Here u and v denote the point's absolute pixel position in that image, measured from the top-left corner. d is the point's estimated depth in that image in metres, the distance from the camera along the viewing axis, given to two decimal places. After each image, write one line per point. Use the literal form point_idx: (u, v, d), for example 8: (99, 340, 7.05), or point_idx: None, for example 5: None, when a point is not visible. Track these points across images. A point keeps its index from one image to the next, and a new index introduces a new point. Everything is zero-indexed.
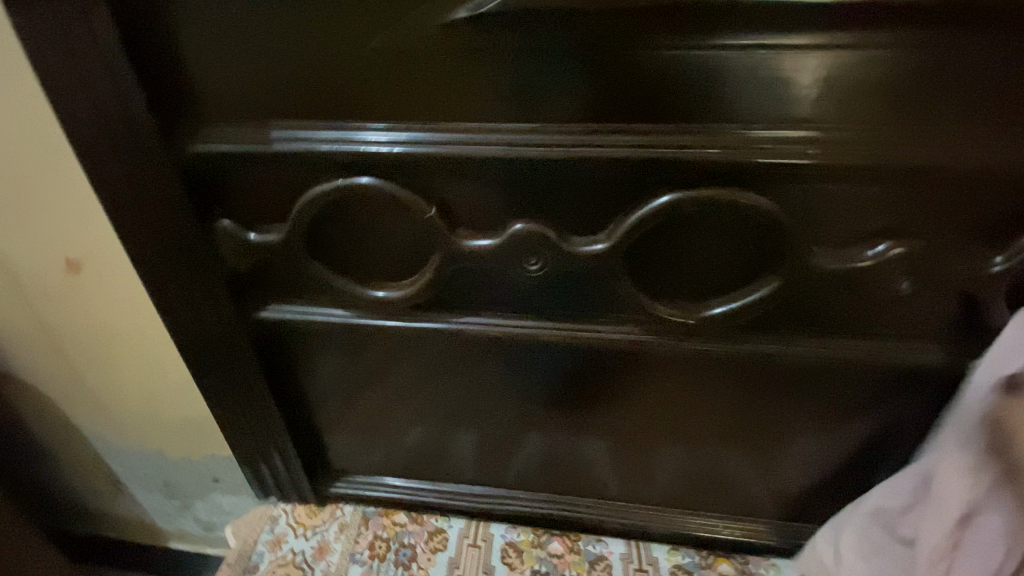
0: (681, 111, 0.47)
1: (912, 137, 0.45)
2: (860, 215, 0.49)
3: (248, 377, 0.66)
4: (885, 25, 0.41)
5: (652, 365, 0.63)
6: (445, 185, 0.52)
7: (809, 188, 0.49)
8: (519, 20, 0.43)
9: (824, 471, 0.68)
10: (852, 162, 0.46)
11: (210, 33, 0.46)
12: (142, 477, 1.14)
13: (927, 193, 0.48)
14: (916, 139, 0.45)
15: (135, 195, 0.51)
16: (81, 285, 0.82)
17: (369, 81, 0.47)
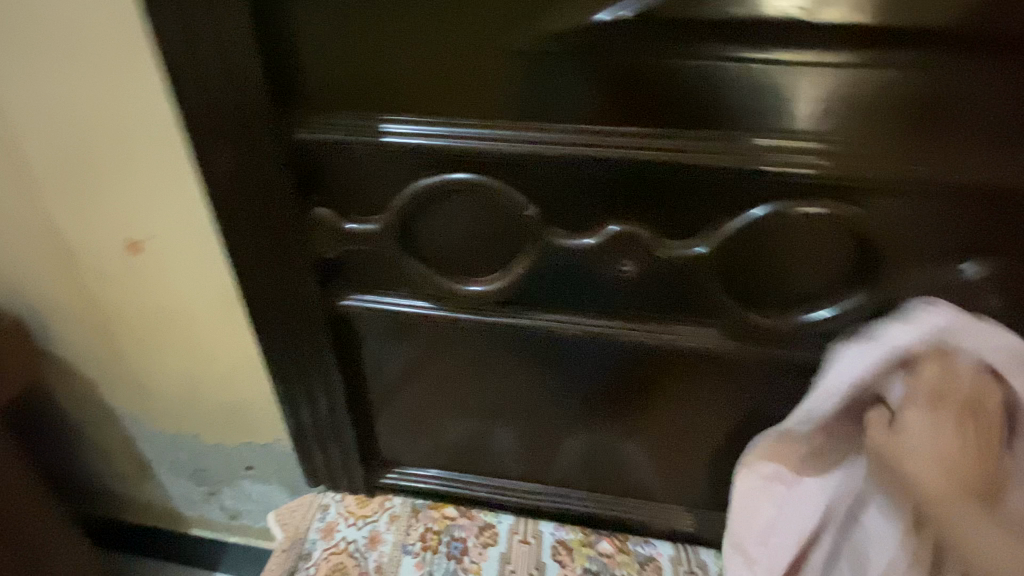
0: (783, 125, 0.48)
1: (1005, 157, 0.46)
2: (942, 234, 0.50)
3: (319, 362, 0.67)
4: (996, 50, 0.43)
5: (720, 370, 0.64)
6: (545, 184, 0.53)
7: (891, 206, 0.49)
8: (639, 33, 0.45)
9: None
10: (936, 180, 0.47)
11: (332, 27, 0.47)
12: (172, 463, 1.14)
13: (1008, 214, 0.48)
14: (1006, 161, 0.46)
15: (244, 179, 0.53)
16: (139, 267, 0.82)
17: (480, 76, 0.48)
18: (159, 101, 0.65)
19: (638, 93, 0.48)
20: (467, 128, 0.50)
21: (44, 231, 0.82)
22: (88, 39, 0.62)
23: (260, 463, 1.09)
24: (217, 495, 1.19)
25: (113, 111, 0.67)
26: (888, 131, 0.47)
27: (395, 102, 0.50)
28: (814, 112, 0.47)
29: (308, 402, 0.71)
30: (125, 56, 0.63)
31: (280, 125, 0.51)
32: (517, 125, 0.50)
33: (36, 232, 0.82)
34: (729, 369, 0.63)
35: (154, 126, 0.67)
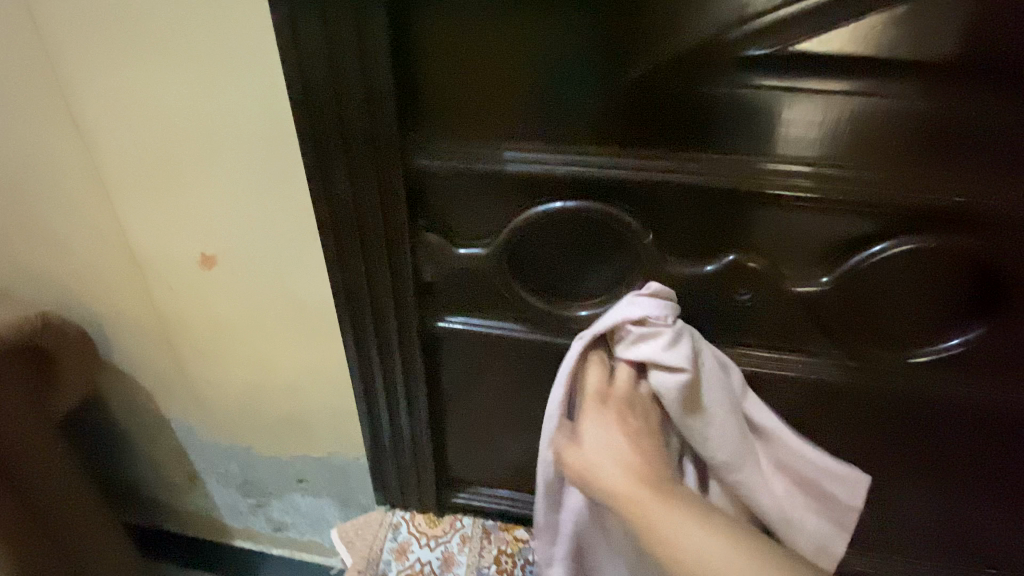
0: (910, 156, 0.47)
1: (996, 186, 0.47)
2: (956, 261, 0.51)
3: (407, 381, 0.68)
4: None
5: (821, 399, 0.61)
6: (661, 213, 0.52)
7: (888, 227, 0.50)
8: (776, 68, 0.46)
9: (970, 517, 0.67)
10: (929, 205, 0.48)
11: (460, 55, 0.48)
12: (222, 473, 1.14)
13: (1010, 241, 0.49)
14: (1003, 189, 0.47)
15: (357, 200, 0.53)
16: (212, 281, 0.82)
17: (603, 106, 0.49)
18: (244, 118, 0.63)
19: (644, 116, 0.49)
20: (589, 158, 0.51)
21: (115, 243, 0.81)
22: (178, 54, 0.60)
23: (312, 477, 1.09)
24: (264, 507, 1.19)
25: (193, 128, 0.66)
26: (919, 160, 0.47)
27: (516, 128, 0.51)
28: (828, 135, 0.48)
29: (390, 421, 0.72)
30: (210, 73, 0.61)
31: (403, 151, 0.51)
32: (638, 154, 0.50)
33: (107, 243, 0.81)
34: (828, 404, 0.61)
35: (235, 142, 0.66)
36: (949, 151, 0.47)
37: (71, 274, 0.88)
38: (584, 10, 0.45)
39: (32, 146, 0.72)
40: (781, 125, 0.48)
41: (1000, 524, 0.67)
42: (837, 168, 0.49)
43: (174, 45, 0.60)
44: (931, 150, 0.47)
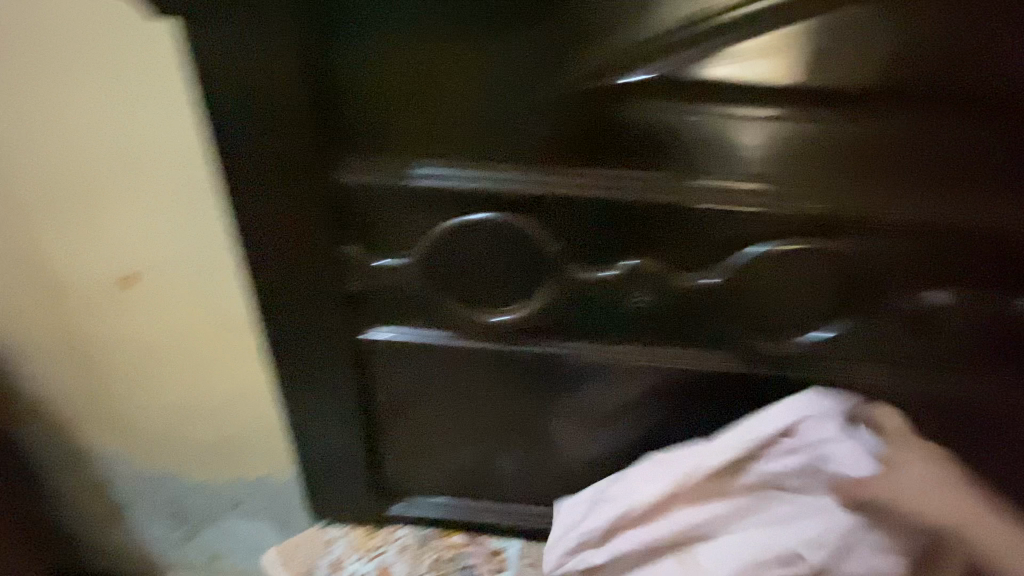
0: (781, 170, 0.53)
1: (861, 196, 0.53)
2: (832, 262, 0.56)
3: (338, 393, 0.68)
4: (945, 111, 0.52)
5: (727, 392, 0.66)
6: (569, 222, 0.56)
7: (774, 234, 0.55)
8: (657, 93, 0.53)
9: None
10: (803, 213, 0.54)
11: (377, 77, 0.51)
12: (151, 504, 1.08)
13: (876, 244, 0.55)
14: (866, 199, 0.53)
15: (278, 217, 0.55)
16: (136, 303, 0.80)
17: (511, 124, 0.54)
18: (164, 136, 0.64)
19: (550, 133, 0.54)
20: (500, 173, 0.54)
21: (25, 267, 0.77)
22: (91, 72, 0.60)
23: (249, 501, 1.05)
24: (200, 537, 1.14)
25: (111, 146, 0.65)
26: (790, 171, 0.53)
27: (430, 145, 0.54)
28: (711, 151, 0.54)
29: (323, 435, 0.72)
30: (128, 91, 0.61)
31: (321, 168, 0.53)
32: (546, 169, 0.54)
33: (17, 269, 0.78)
34: (734, 396, 0.66)
35: (155, 159, 0.65)
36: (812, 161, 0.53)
37: None
38: (490, 37, 0.50)
39: None
40: (669, 140, 0.54)
41: None
42: (724, 179, 0.54)
43: (90, 64, 0.60)
44: (799, 163, 0.53)
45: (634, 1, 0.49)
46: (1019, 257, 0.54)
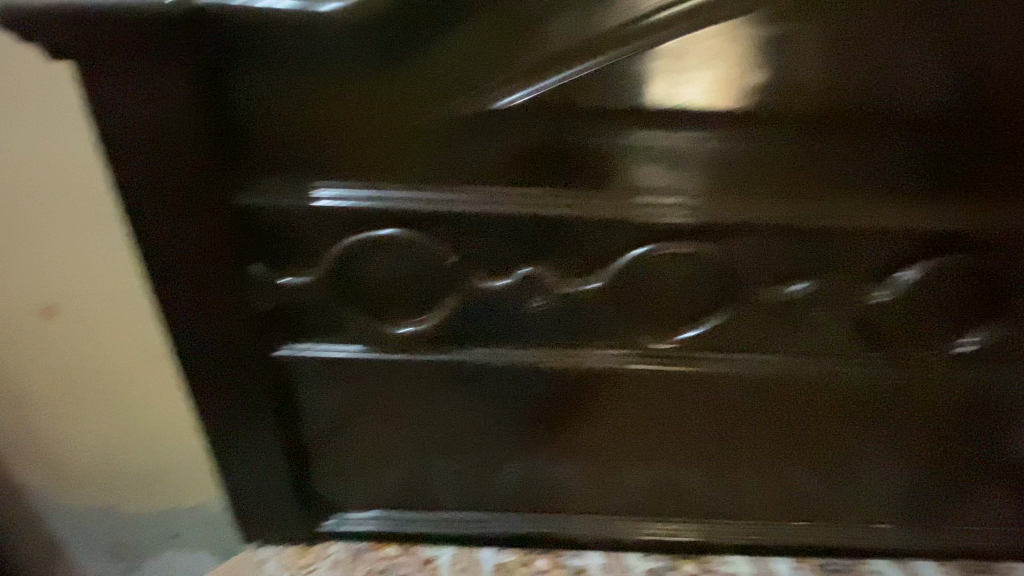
0: (652, 181, 0.58)
1: (719, 202, 0.59)
2: (706, 263, 0.61)
3: (258, 411, 0.70)
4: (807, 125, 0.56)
5: (631, 387, 0.71)
6: (462, 236, 0.60)
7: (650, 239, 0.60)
8: (541, 116, 0.55)
9: (770, 475, 0.80)
10: (674, 219, 0.59)
11: (267, 106, 0.54)
12: (83, 544, 1.05)
13: (741, 245, 0.61)
14: (725, 205, 0.59)
15: (183, 240, 0.57)
16: (57, 333, 0.80)
17: (402, 148, 0.56)
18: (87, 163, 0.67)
19: (439, 155, 0.57)
20: (393, 193, 0.58)
21: None
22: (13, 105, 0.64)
23: (187, 531, 1.03)
24: None
25: (34, 175, 0.68)
26: (659, 181, 0.58)
27: (324, 168, 0.57)
28: (591, 167, 0.57)
29: (247, 454, 0.73)
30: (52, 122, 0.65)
31: (220, 192, 0.55)
32: (436, 187, 0.58)
33: None
34: (637, 390, 0.71)
35: (78, 186, 0.69)
36: (680, 174, 0.58)
37: None
38: (373, 68, 0.53)
39: None
40: (554, 158, 0.57)
41: (793, 478, 0.80)
42: (602, 192, 0.58)
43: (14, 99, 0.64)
44: (667, 175, 0.58)
45: (509, 32, 0.53)
46: (857, 247, 0.61)
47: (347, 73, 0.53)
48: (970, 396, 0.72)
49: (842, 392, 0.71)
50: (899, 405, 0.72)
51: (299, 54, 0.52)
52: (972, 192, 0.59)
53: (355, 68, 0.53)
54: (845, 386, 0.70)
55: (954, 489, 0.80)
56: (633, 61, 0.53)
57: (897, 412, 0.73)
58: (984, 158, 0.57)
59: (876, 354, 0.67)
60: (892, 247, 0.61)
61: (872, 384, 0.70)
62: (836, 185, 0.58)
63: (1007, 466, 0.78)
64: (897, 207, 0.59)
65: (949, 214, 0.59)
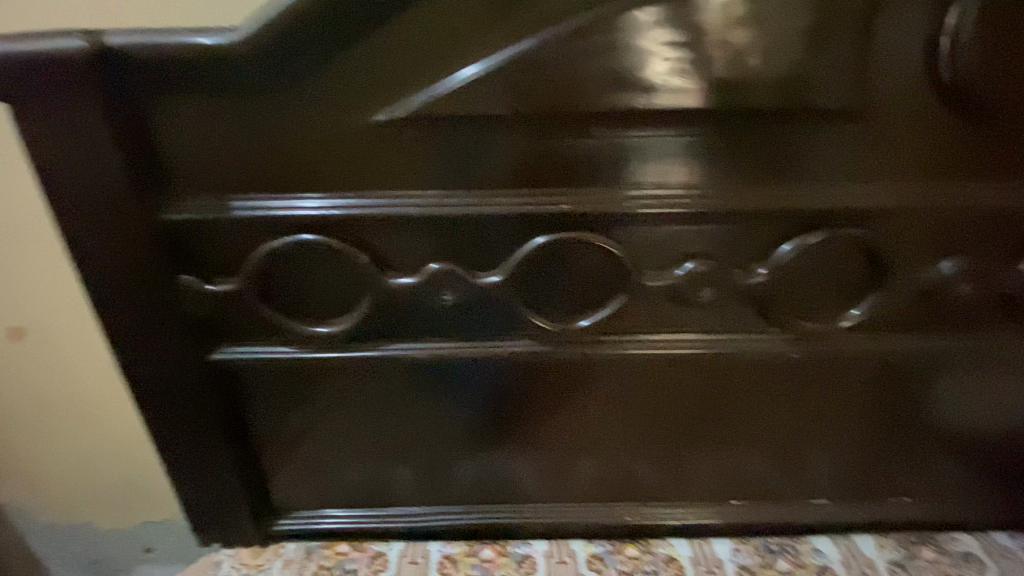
0: (545, 178, 0.63)
1: (608, 193, 0.64)
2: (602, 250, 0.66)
3: (202, 414, 0.74)
4: (680, 119, 0.60)
5: (554, 373, 0.75)
6: (374, 237, 0.65)
7: (548, 231, 0.65)
8: (434, 123, 0.60)
9: (706, 458, 0.82)
10: (568, 211, 0.64)
11: (182, 128, 0.59)
12: (64, 558, 1.10)
13: (632, 231, 0.66)
14: (613, 195, 0.64)
15: (115, 254, 0.63)
16: (25, 353, 0.87)
17: (310, 159, 0.61)
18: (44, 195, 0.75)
19: (345, 164, 0.62)
20: (306, 201, 0.63)
21: None
22: None
23: (158, 543, 1.07)
24: None
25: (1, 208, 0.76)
26: (551, 176, 0.63)
27: (240, 183, 0.62)
28: (487, 168, 0.62)
29: (196, 457, 0.77)
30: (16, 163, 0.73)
31: (147, 208, 0.61)
32: (346, 194, 0.63)
33: None
34: (563, 376, 0.75)
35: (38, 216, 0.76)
36: (568, 170, 0.63)
37: None
38: (276, 88, 0.58)
39: None
40: (452, 160, 0.62)
41: (726, 459, 0.82)
42: (499, 190, 0.64)
43: None
44: (557, 170, 0.63)
45: (398, 50, 0.58)
46: (741, 226, 0.65)
47: (248, 95, 0.58)
48: (881, 365, 0.74)
49: (757, 369, 0.74)
50: (812, 378, 0.75)
51: (201, 80, 0.57)
52: (840, 169, 0.63)
53: (255, 91, 0.58)
54: (758, 362, 0.73)
55: (886, 464, 0.81)
56: (513, 68, 0.58)
57: (815, 386, 0.76)
58: (848, 136, 0.61)
59: (781, 328, 0.71)
60: (771, 224, 0.65)
61: (785, 358, 0.73)
62: (711, 170, 0.63)
63: (934, 437, 0.79)
64: (772, 189, 0.64)
65: (820, 190, 0.64)
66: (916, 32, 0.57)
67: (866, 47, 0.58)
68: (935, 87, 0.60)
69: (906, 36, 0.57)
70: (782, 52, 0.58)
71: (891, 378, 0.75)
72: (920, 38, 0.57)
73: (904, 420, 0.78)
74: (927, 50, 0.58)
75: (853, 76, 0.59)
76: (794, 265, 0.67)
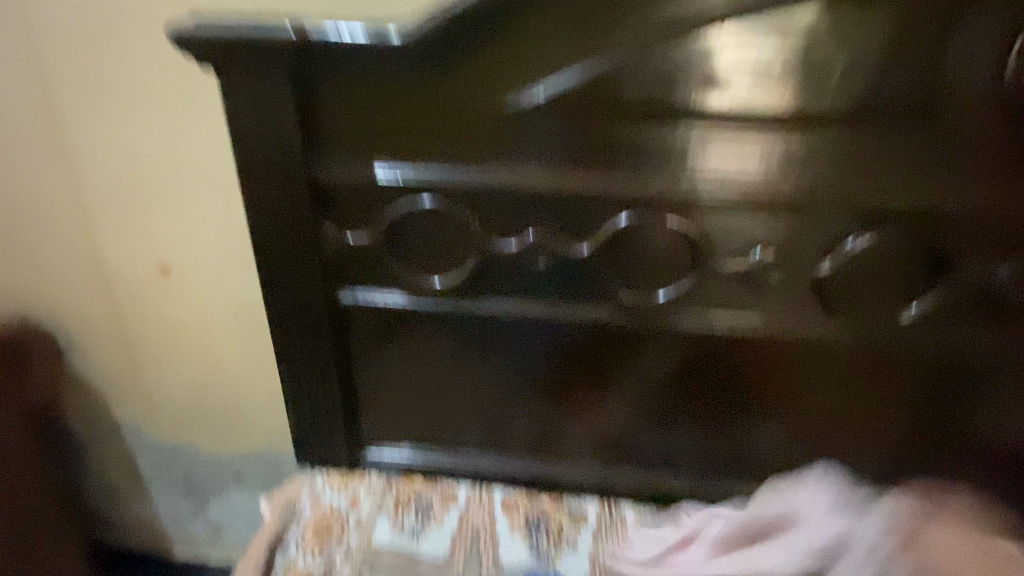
0: (636, 164, 0.73)
1: (691, 182, 0.73)
2: (681, 231, 0.75)
3: (321, 347, 0.87)
4: (762, 121, 0.69)
5: (624, 341, 0.84)
6: (484, 206, 0.76)
7: (636, 211, 0.75)
8: (547, 112, 0.71)
9: (756, 438, 0.89)
10: (654, 194, 0.73)
11: (343, 103, 0.72)
12: (168, 473, 1.27)
13: (710, 217, 0.74)
14: (695, 183, 0.72)
15: (274, 203, 0.76)
16: (166, 286, 1.05)
17: (442, 136, 0.73)
18: (212, 155, 0.92)
19: (469, 142, 0.73)
20: (434, 171, 0.75)
21: (91, 259, 1.05)
22: (168, 115, 0.90)
23: (250, 468, 1.23)
24: (205, 508, 1.31)
25: (172, 163, 0.94)
26: (641, 163, 0.73)
27: (383, 151, 0.74)
28: (589, 151, 0.72)
29: (309, 385, 0.91)
30: (193, 128, 0.91)
31: (307, 166, 0.74)
32: (466, 167, 0.75)
33: (79, 257, 1.05)
34: (633, 342, 0.84)
35: (201, 172, 0.94)
36: (658, 158, 0.72)
37: (56, 292, 1.10)
38: (420, 73, 0.70)
39: (44, 187, 0.99)
40: (557, 145, 0.73)
41: (776, 439, 0.88)
42: (596, 172, 0.73)
43: (167, 110, 0.90)
44: (645, 159, 0.72)
45: (523, 49, 0.69)
46: (811, 219, 0.73)
47: (400, 78, 0.70)
48: (932, 364, 0.79)
49: (814, 354, 0.81)
50: (863, 371, 0.81)
51: (364, 64, 0.69)
52: (907, 174, 0.70)
53: (406, 75, 0.70)
54: (816, 346, 0.80)
55: (932, 466, 0.86)
56: (619, 69, 0.68)
57: (868, 377, 0.81)
58: (914, 146, 0.68)
59: (841, 315, 0.77)
60: (838, 220, 0.73)
61: (841, 345, 0.79)
62: (788, 167, 0.71)
63: (982, 447, 0.83)
64: (840, 188, 0.71)
65: (889, 191, 0.71)
66: (990, 56, 0.63)
67: (939, 65, 0.65)
68: (1003, 106, 0.65)
69: (978, 58, 0.64)
70: (860, 68, 0.65)
71: (941, 379, 0.80)
72: (992, 62, 0.64)
73: (943, 424, 0.83)
74: (996, 72, 0.64)
75: (924, 93, 0.66)
76: (857, 259, 0.74)
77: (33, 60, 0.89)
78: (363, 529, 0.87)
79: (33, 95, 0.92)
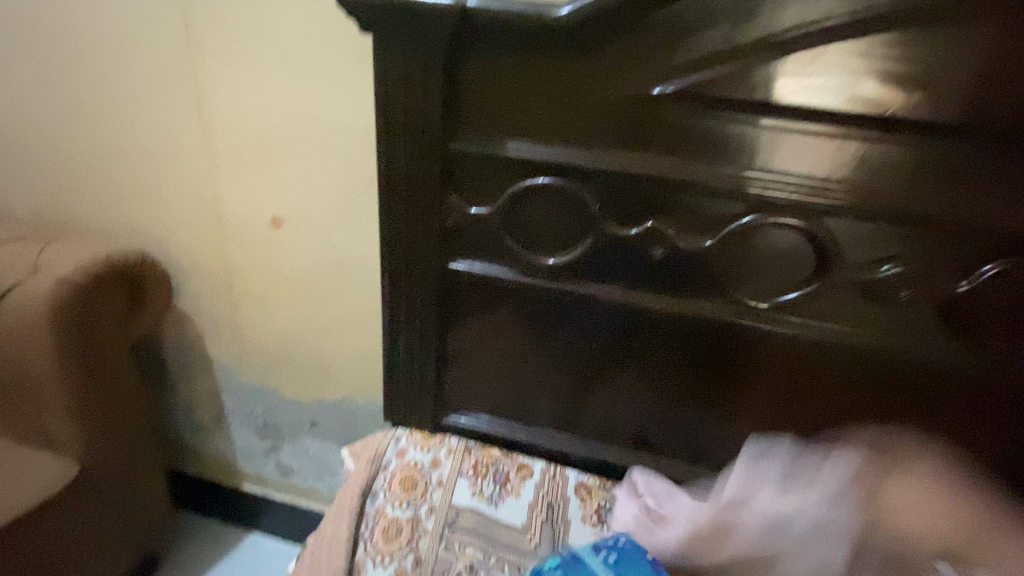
0: (772, 163, 0.72)
1: (829, 187, 0.71)
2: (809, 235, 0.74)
3: (425, 310, 0.91)
4: (914, 130, 0.67)
5: (726, 340, 0.83)
6: (608, 190, 0.77)
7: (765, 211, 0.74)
8: (688, 102, 0.71)
9: None
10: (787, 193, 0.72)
11: (488, 77, 0.74)
12: (250, 413, 1.35)
13: (842, 224, 0.73)
14: (832, 188, 0.71)
15: (406, 168, 0.79)
16: (277, 237, 1.11)
17: (577, 117, 0.75)
18: (340, 116, 0.97)
19: (603, 125, 0.74)
20: (564, 151, 0.76)
21: (212, 206, 1.12)
22: (304, 75, 0.95)
23: (326, 417, 1.30)
24: (277, 449, 1.38)
25: (301, 121, 0.99)
26: (777, 161, 0.72)
27: (519, 128, 0.76)
28: (725, 144, 0.72)
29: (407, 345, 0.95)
30: (326, 90, 0.95)
31: (442, 134, 0.77)
32: (597, 151, 0.76)
33: (201, 202, 1.12)
34: (736, 341, 0.83)
35: (327, 133, 0.98)
36: (795, 159, 0.71)
37: (174, 232, 1.18)
38: (568, 54, 0.72)
39: (180, 133, 1.06)
40: (693, 135, 0.73)
41: None
42: (730, 167, 0.73)
43: (304, 70, 0.95)
44: (782, 157, 0.72)
45: (675, 37, 0.69)
46: (951, 236, 0.70)
47: (547, 57, 0.72)
48: None
49: (926, 376, 0.79)
50: (977, 400, 0.78)
51: (519, 40, 0.71)
52: None
53: (554, 54, 0.72)
54: (932, 367, 0.78)
55: None
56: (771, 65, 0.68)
57: (980, 407, 0.79)
58: None
59: (966, 339, 0.74)
60: (980, 240, 0.70)
61: (958, 371, 0.77)
62: (933, 181, 0.69)
63: None
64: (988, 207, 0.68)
65: None
66: None
67: None
68: None
69: None
70: None
71: None
72: None
73: None
74: None
75: None
76: (993, 284, 0.71)
77: (189, 14, 0.96)
78: (444, 488, 0.91)
79: (183, 47, 0.98)
